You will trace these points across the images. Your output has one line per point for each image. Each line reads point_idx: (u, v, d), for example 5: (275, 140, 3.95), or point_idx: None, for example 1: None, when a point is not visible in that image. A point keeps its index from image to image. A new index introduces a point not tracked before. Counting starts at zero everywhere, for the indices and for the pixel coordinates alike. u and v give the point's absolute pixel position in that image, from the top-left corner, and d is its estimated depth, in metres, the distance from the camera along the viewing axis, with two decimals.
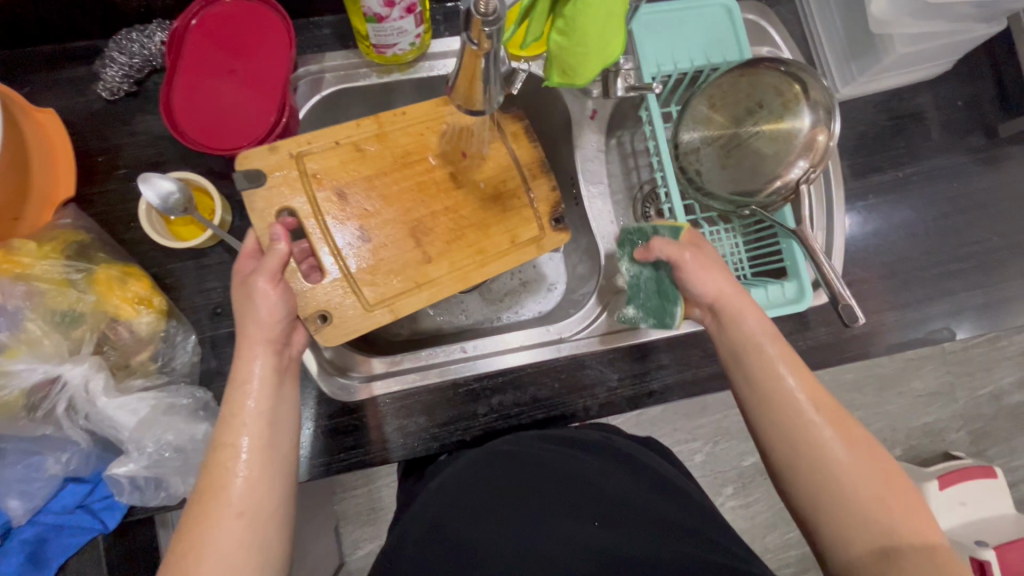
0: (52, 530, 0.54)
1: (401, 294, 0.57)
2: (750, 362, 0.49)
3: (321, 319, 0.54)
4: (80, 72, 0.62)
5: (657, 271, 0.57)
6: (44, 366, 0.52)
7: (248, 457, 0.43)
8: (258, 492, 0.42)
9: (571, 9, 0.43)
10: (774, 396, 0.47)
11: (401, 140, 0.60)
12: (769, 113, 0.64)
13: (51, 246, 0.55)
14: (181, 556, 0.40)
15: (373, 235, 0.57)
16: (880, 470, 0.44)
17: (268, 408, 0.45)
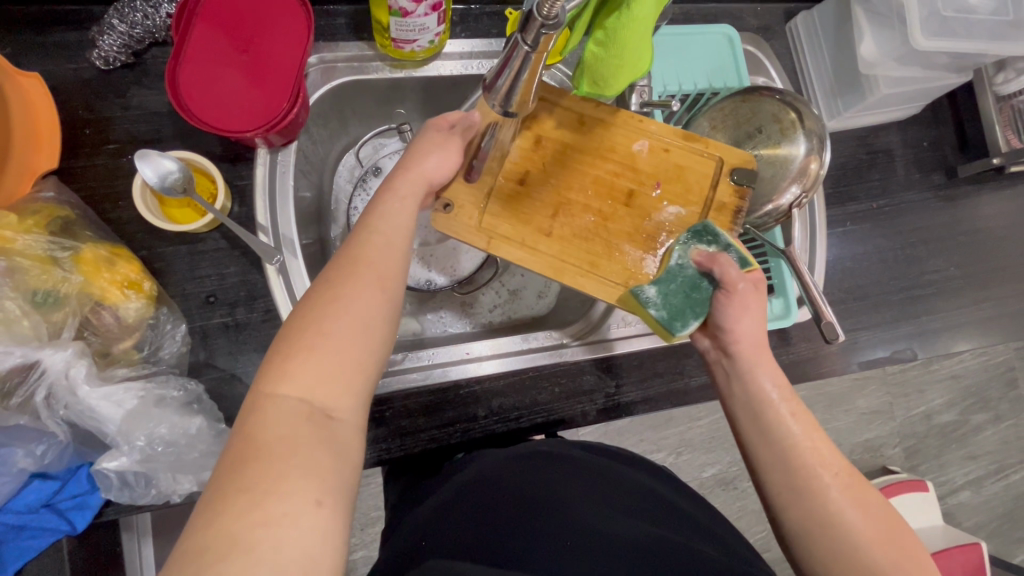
0: (13, 530, 0.50)
1: (509, 238, 0.59)
2: (787, 472, 0.45)
3: (444, 208, 0.58)
4: (71, 37, 0.58)
5: (702, 277, 0.53)
6: (20, 350, 0.47)
7: (395, 248, 0.44)
8: (394, 275, 0.43)
9: (614, 21, 0.45)
10: (826, 522, 0.43)
11: (619, 140, 0.62)
12: (767, 138, 0.67)
13: (36, 220, 0.51)
14: (317, 307, 0.39)
15: (530, 185, 0.60)
16: (892, 531, 0.43)
17: (409, 219, 0.47)
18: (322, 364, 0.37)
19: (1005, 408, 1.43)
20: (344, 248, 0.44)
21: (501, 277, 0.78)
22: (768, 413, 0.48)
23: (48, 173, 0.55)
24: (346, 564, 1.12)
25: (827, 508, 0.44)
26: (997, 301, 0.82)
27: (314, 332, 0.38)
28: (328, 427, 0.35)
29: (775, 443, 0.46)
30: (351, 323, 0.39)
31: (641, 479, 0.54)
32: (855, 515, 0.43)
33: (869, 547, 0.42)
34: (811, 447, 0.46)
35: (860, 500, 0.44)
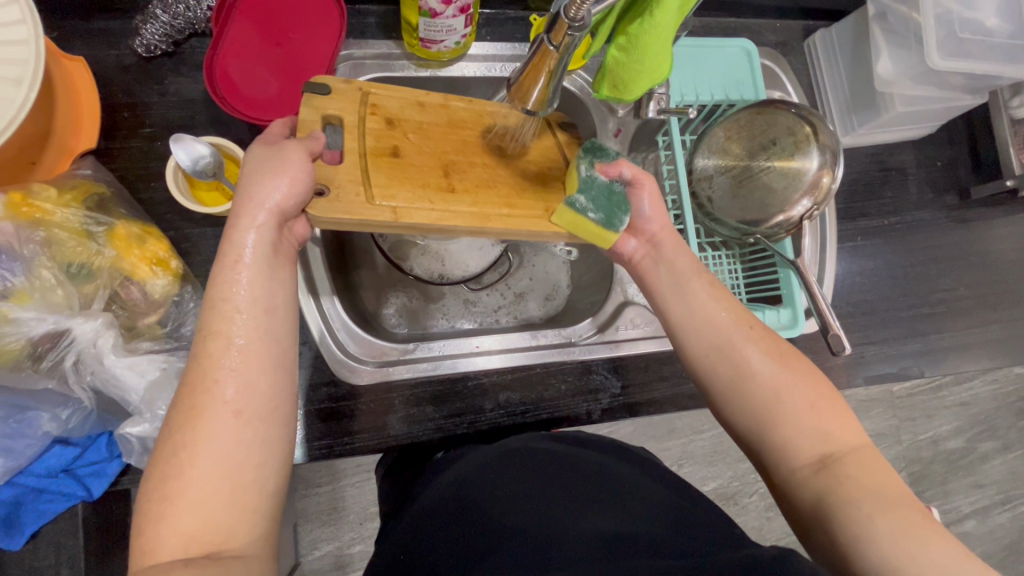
0: (31, 493, 0.52)
1: (412, 203, 0.53)
2: (719, 361, 0.50)
3: (319, 195, 0.50)
4: (116, 25, 0.61)
5: (613, 181, 0.55)
6: (53, 318, 0.50)
7: (241, 343, 0.41)
8: (246, 385, 0.40)
9: (637, 26, 0.46)
10: (747, 377, 0.48)
11: (463, 110, 0.60)
12: (781, 150, 0.68)
13: (73, 196, 0.53)
14: (171, 453, 0.38)
15: (405, 154, 0.55)
16: (823, 396, 0.47)
17: (262, 292, 0.43)
18: (196, 515, 0.37)
19: (1013, 437, 1.41)
20: (185, 373, 0.40)
21: (512, 275, 0.79)
22: (687, 286, 0.53)
23: (84, 152, 0.57)
24: (344, 557, 1.13)
25: (745, 362, 0.49)
26: (1007, 324, 0.82)
27: (176, 486, 0.37)
28: (215, 567, 0.36)
29: (691, 310, 0.52)
30: (211, 458, 0.38)
31: (623, 474, 0.53)
32: (768, 365, 0.48)
33: (806, 418, 0.47)
34: (723, 310, 0.51)
35: (774, 352, 0.49)
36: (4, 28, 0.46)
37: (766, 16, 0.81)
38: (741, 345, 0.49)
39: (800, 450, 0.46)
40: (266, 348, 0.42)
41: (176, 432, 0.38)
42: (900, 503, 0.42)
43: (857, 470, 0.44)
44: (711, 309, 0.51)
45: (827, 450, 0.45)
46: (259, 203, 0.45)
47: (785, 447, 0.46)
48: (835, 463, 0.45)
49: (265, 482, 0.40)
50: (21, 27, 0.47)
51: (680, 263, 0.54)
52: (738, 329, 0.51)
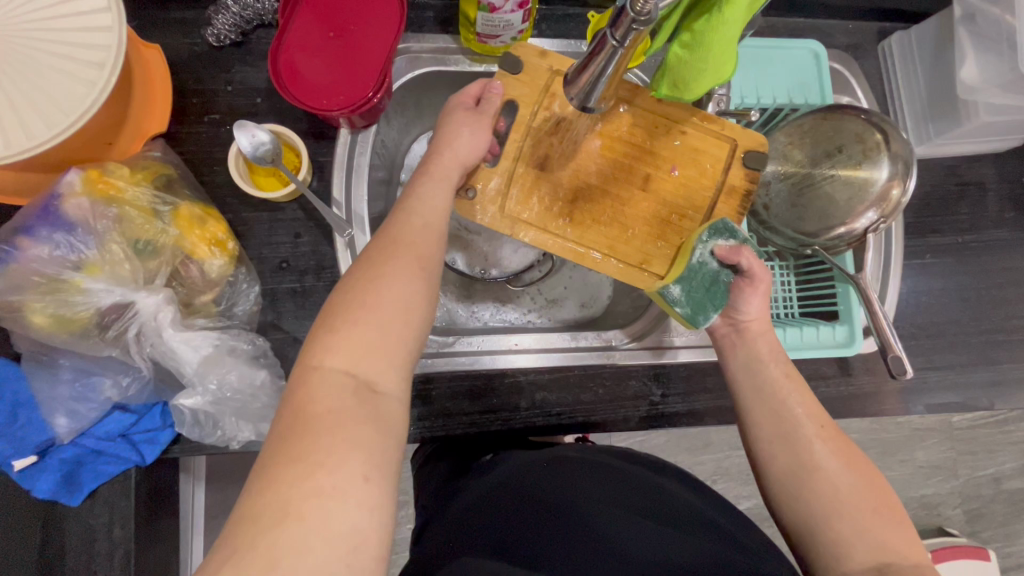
0: (90, 454, 0.55)
1: (530, 225, 0.59)
2: (792, 452, 0.49)
3: (467, 193, 0.58)
4: (191, 15, 0.63)
5: (721, 271, 0.54)
6: (120, 291, 0.52)
7: (424, 216, 0.49)
8: (430, 250, 0.47)
9: (703, 25, 0.44)
10: (807, 470, 0.48)
11: (651, 117, 0.60)
12: (847, 158, 0.65)
13: (143, 176, 0.56)
14: (363, 284, 0.43)
15: (549, 168, 0.59)
16: (882, 505, 0.46)
17: (439, 191, 0.52)
18: (363, 352, 0.40)
19: None
20: (381, 231, 0.48)
21: (551, 276, 0.78)
22: (757, 366, 0.53)
23: (156, 136, 0.60)
24: None
25: (808, 454, 0.48)
26: None
27: (352, 322, 0.41)
28: (370, 398, 0.39)
29: (762, 390, 0.52)
30: (388, 311, 0.42)
31: (674, 492, 0.51)
32: (833, 462, 0.48)
33: (870, 525, 0.45)
34: (798, 405, 0.50)
35: (842, 450, 0.49)
36: (92, 16, 0.49)
37: (839, 16, 0.76)
38: (811, 443, 0.49)
39: (854, 552, 0.44)
40: (432, 216, 0.50)
41: (367, 269, 0.44)
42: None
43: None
44: (781, 394, 0.51)
45: (882, 556, 0.44)
46: (448, 144, 0.55)
47: (839, 545, 0.45)
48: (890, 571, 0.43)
49: (421, 345, 0.44)
50: (105, 14, 0.49)
51: (759, 347, 0.53)
52: (808, 424, 0.50)
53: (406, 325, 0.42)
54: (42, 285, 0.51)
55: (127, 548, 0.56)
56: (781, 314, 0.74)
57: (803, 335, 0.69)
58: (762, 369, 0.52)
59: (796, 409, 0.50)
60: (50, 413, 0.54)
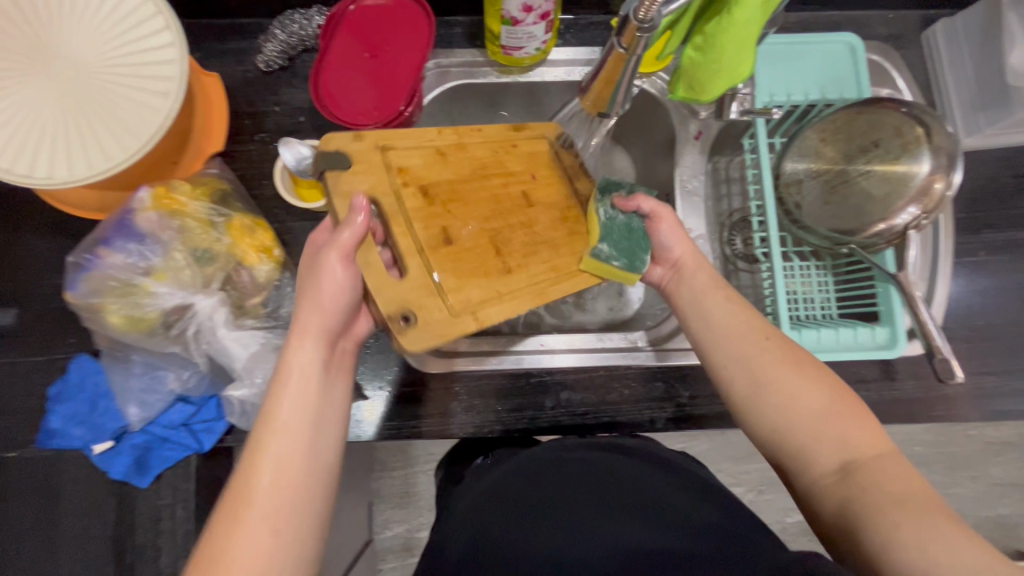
0: (157, 441, 0.61)
1: (483, 302, 0.54)
2: (744, 368, 0.51)
3: (403, 320, 0.52)
4: (244, 45, 0.70)
5: (631, 219, 0.57)
6: (181, 294, 0.59)
7: (286, 443, 0.46)
8: (296, 465, 0.46)
9: (713, 27, 0.45)
10: (761, 393, 0.50)
11: (479, 150, 0.60)
12: (884, 153, 0.63)
13: (200, 190, 0.62)
14: (209, 558, 0.42)
15: (454, 237, 0.56)
16: (840, 399, 0.48)
17: (307, 411, 0.48)
18: (266, 528, 0.43)
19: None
20: (232, 476, 0.45)
21: None
22: (701, 296, 0.55)
23: (214, 155, 0.66)
24: (413, 540, 1.27)
25: (756, 375, 0.50)
26: None
27: (240, 512, 0.43)
28: None
29: (709, 316, 0.54)
30: (270, 501, 0.44)
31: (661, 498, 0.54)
32: (781, 365, 0.50)
33: (830, 424, 0.47)
34: (742, 323, 0.53)
35: (793, 361, 0.50)
36: (159, 51, 0.56)
37: (878, 6, 0.74)
38: (758, 364, 0.51)
39: (822, 464, 0.47)
40: (297, 439, 0.47)
41: (221, 528, 0.43)
42: (929, 510, 0.40)
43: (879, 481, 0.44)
44: (727, 317, 0.54)
45: (848, 457, 0.46)
46: (305, 335, 0.50)
47: (811, 460, 0.47)
48: (856, 473, 0.45)
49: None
50: (172, 48, 0.56)
51: (700, 281, 0.56)
52: (753, 336, 0.52)
53: (297, 488, 0.45)
54: (117, 288, 0.58)
55: (186, 530, 0.62)
56: (817, 315, 0.72)
57: (840, 336, 0.66)
58: (705, 296, 0.55)
59: (739, 323, 0.53)
60: (125, 403, 0.61)
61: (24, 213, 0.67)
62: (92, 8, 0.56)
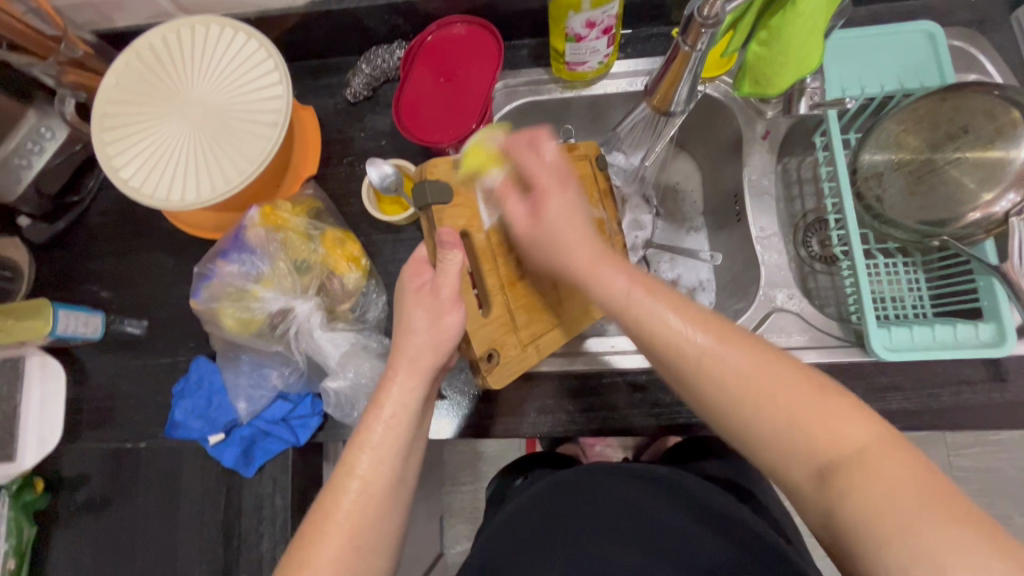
0: (260, 433, 0.68)
1: (543, 337, 0.63)
2: (714, 393, 0.45)
3: (488, 358, 0.60)
4: (335, 80, 0.79)
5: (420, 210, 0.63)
6: (283, 299, 0.65)
7: (365, 481, 0.49)
8: (372, 505, 0.48)
9: (776, 21, 0.46)
10: (701, 375, 0.45)
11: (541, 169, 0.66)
12: (975, 139, 0.60)
13: (300, 209, 0.70)
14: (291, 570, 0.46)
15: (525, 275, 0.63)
16: (810, 393, 0.42)
17: (393, 445, 0.50)
18: (344, 536, 0.47)
19: None
20: (320, 498, 0.49)
21: None
22: (598, 280, 0.51)
23: (310, 178, 0.74)
24: None
25: (702, 368, 0.45)
26: None
27: (329, 518, 0.48)
28: None
29: (654, 331, 0.47)
30: (354, 510, 0.48)
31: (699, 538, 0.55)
32: (722, 350, 0.45)
33: (806, 425, 0.42)
34: (672, 313, 0.47)
35: (709, 326, 0.46)
36: (268, 90, 0.64)
37: None
38: (698, 354, 0.45)
39: (797, 466, 0.42)
40: (372, 481, 0.49)
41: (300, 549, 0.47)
42: (916, 510, 0.36)
43: (857, 480, 0.39)
44: (629, 300, 0.49)
45: (824, 462, 0.41)
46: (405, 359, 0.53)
47: (783, 464, 0.43)
48: (832, 477, 0.40)
49: None
50: (279, 86, 0.64)
51: (657, 304, 0.48)
52: (702, 336, 0.46)
53: (379, 500, 0.49)
54: (233, 294, 0.65)
55: (283, 519, 0.68)
56: (909, 314, 0.68)
57: (936, 334, 0.62)
58: (662, 327, 0.47)
59: (678, 325, 0.46)
60: (234, 398, 0.68)
61: (156, 236, 0.79)
62: (214, 55, 0.65)
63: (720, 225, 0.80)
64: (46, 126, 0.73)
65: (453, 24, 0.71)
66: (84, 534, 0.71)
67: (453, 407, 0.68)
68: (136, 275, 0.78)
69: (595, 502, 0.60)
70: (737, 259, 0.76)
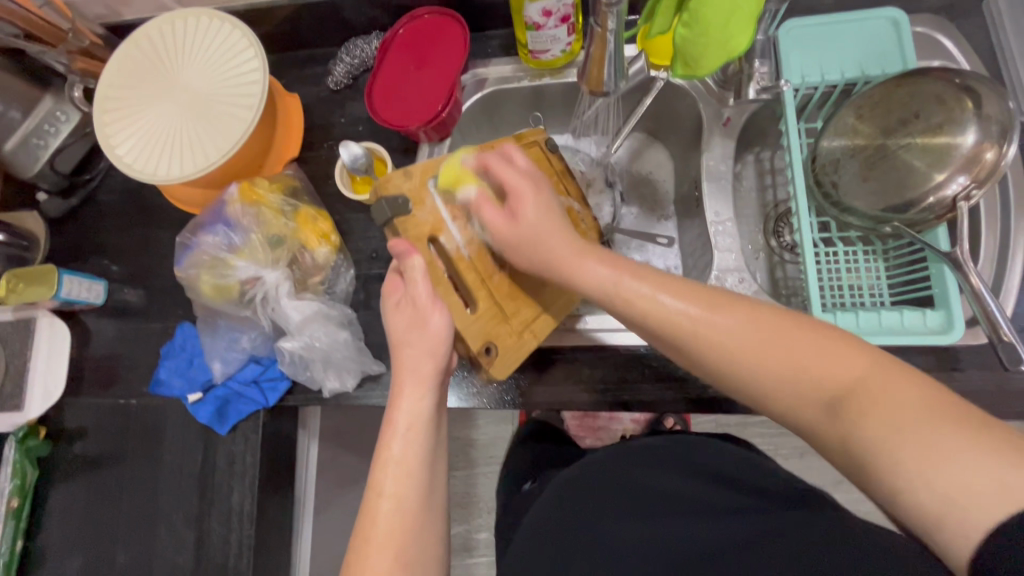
0: (233, 394, 0.73)
1: (535, 319, 0.65)
2: (709, 360, 0.47)
3: (487, 352, 0.61)
4: (319, 70, 0.84)
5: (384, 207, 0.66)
6: (255, 269, 0.70)
7: (395, 485, 0.51)
8: (406, 493, 0.51)
9: (694, 4, 0.49)
10: (698, 347, 0.47)
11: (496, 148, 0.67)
12: (925, 123, 0.60)
13: (276, 186, 0.75)
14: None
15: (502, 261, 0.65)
16: (798, 335, 0.44)
17: (415, 445, 0.53)
18: (390, 552, 0.49)
19: None
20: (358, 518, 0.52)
21: None
22: (584, 272, 0.54)
23: (292, 160, 0.80)
24: (470, 540, 1.31)
25: (696, 339, 0.47)
26: None
27: (370, 536, 0.50)
28: None
29: (641, 300, 0.50)
30: (390, 528, 0.50)
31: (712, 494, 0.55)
32: (711, 319, 0.47)
33: (805, 364, 0.43)
34: (661, 292, 0.49)
35: (691, 295, 0.49)
36: (251, 74, 0.70)
37: None
38: (691, 325, 0.47)
39: (808, 405, 0.43)
40: (403, 481, 0.52)
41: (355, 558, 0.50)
42: (931, 422, 0.36)
43: (868, 405, 0.39)
44: (615, 287, 0.52)
45: (833, 394, 0.41)
46: (417, 381, 0.56)
47: (793, 407, 0.43)
48: (844, 409, 0.40)
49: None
50: (257, 67, 0.70)
51: (639, 276, 0.51)
52: (691, 306, 0.48)
53: (411, 503, 0.51)
54: (210, 263, 0.71)
55: (253, 475, 0.73)
56: (865, 303, 0.67)
57: (882, 320, 0.61)
58: (646, 301, 0.50)
59: (665, 296, 0.49)
60: (210, 359, 0.73)
61: (156, 214, 0.86)
62: (200, 42, 0.71)
63: (687, 213, 0.81)
64: (61, 110, 0.81)
65: (421, 14, 0.75)
66: (80, 481, 0.78)
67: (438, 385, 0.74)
68: (137, 249, 0.85)
69: (604, 498, 0.59)
70: (699, 246, 0.77)
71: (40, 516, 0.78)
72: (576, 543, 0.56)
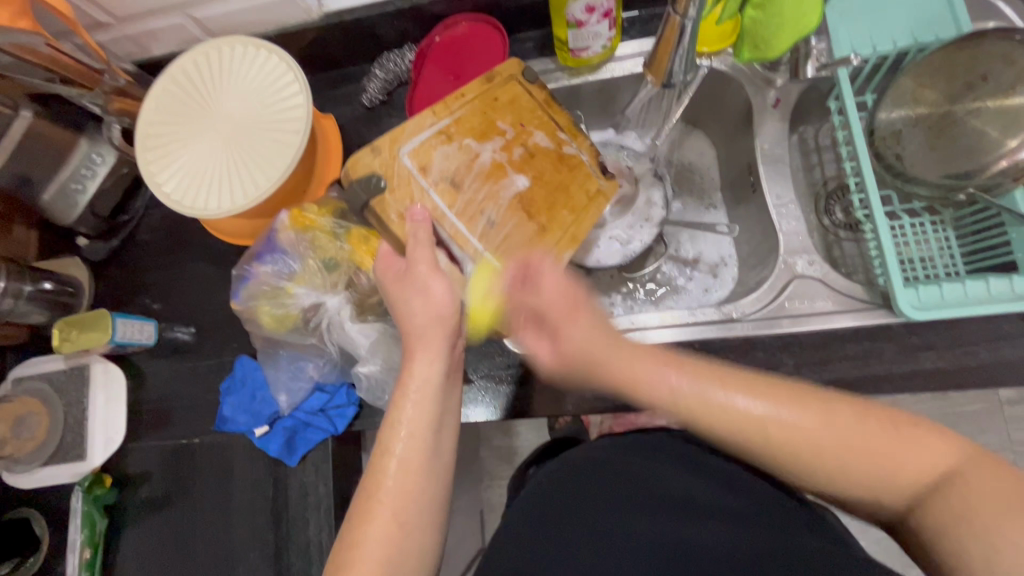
0: (302, 424, 0.72)
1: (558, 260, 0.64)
2: (791, 458, 0.47)
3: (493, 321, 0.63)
4: (352, 88, 0.83)
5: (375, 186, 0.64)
6: (315, 295, 0.70)
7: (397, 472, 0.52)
8: (412, 480, 0.52)
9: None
10: (771, 449, 0.47)
11: (471, 96, 0.66)
12: (994, 87, 0.58)
13: (325, 210, 0.73)
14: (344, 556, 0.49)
15: (484, 209, 0.64)
16: (858, 416, 0.46)
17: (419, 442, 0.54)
18: (385, 529, 0.50)
19: None
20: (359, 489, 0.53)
21: (661, 265, 0.80)
22: (645, 377, 0.52)
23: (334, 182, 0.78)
24: None
25: (769, 443, 0.47)
26: None
27: (371, 508, 0.51)
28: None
29: (709, 405, 0.49)
30: (394, 504, 0.51)
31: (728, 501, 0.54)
32: (756, 404, 0.48)
33: (884, 448, 0.45)
34: (718, 391, 0.49)
35: (750, 386, 0.49)
36: (289, 101, 0.69)
37: None
38: (762, 426, 0.47)
39: (889, 495, 0.45)
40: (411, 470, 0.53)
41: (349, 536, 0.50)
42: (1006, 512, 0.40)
43: (955, 494, 0.42)
44: (684, 395, 0.50)
45: (911, 485, 0.44)
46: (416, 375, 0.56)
47: (874, 494, 0.46)
48: (926, 498, 0.44)
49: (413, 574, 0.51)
50: (299, 95, 0.69)
51: (704, 382, 0.50)
52: (744, 400, 0.48)
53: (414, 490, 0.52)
54: (268, 293, 0.70)
55: (327, 505, 0.71)
56: (941, 274, 0.66)
57: (967, 290, 0.60)
58: (704, 399, 0.49)
59: (731, 391, 0.48)
60: (276, 391, 0.72)
61: (198, 248, 0.84)
62: (239, 72, 0.70)
63: (737, 199, 0.80)
64: (98, 152, 0.79)
65: (459, 22, 0.73)
66: (148, 527, 0.76)
67: (501, 392, 0.70)
68: (182, 285, 0.84)
69: (611, 481, 0.57)
70: (756, 230, 0.76)
71: (112, 564, 0.76)
72: (572, 524, 0.54)
